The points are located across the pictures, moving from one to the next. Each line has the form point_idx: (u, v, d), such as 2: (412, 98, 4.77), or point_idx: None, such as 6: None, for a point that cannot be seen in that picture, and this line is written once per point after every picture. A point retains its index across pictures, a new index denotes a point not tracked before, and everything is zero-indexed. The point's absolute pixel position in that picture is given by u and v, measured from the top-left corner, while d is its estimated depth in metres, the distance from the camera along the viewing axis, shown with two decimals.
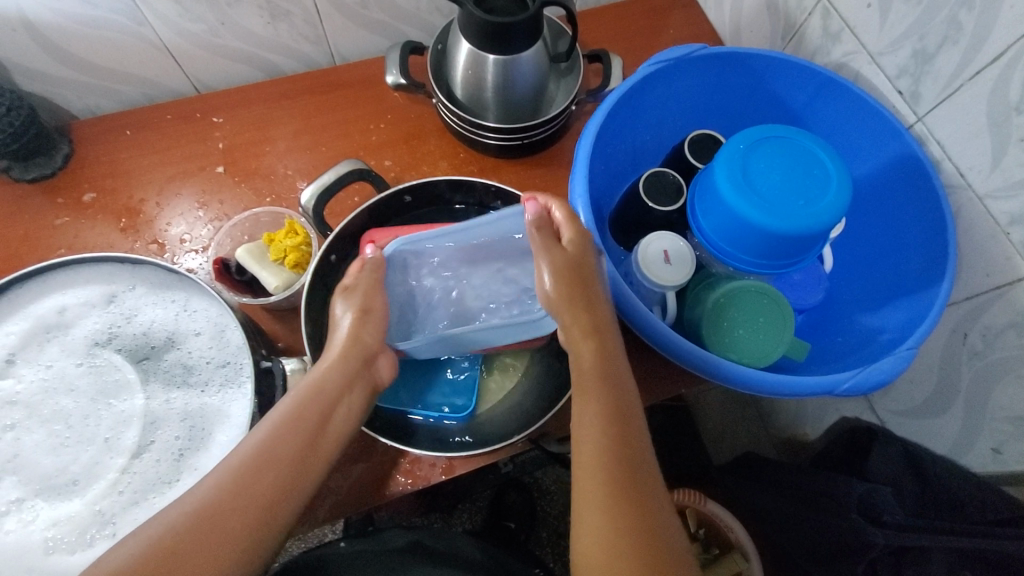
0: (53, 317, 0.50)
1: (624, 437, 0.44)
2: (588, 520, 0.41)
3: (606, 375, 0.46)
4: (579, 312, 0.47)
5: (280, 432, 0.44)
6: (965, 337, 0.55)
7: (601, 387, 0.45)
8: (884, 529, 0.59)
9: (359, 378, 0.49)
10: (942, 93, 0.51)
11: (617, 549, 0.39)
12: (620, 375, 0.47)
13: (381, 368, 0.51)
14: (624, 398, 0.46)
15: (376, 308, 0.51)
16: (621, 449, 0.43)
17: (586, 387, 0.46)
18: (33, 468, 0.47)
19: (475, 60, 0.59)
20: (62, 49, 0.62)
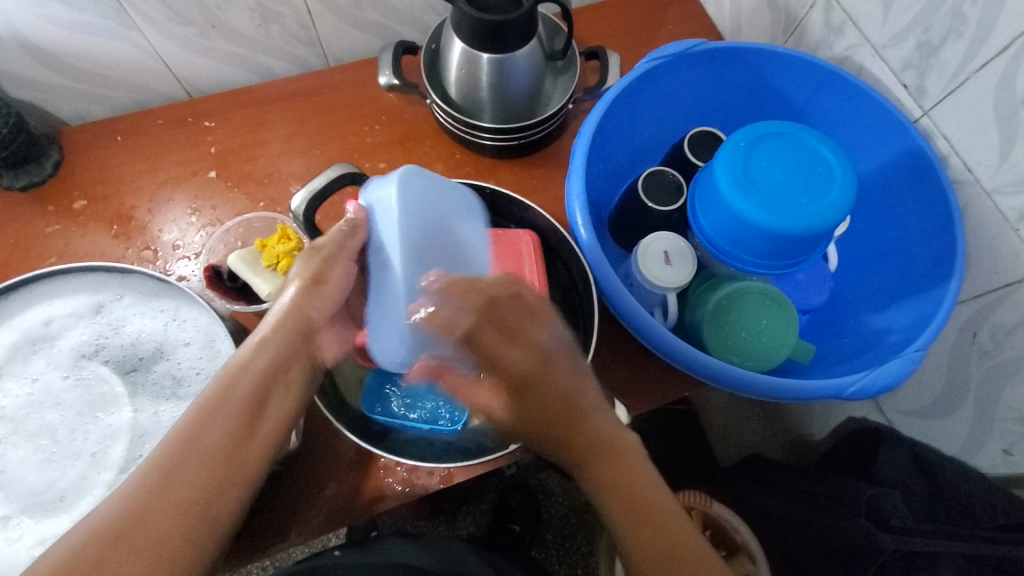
0: (39, 329, 0.49)
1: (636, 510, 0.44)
2: None
3: (593, 457, 0.45)
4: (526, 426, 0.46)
5: (196, 435, 0.40)
6: (974, 336, 0.54)
7: (619, 485, 0.44)
8: (892, 534, 0.58)
9: (300, 355, 0.45)
10: (947, 87, 0.50)
11: None
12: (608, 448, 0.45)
13: (325, 345, 0.47)
14: (642, 491, 0.44)
15: (332, 281, 0.47)
16: (643, 522, 0.43)
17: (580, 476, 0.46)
18: (19, 484, 0.46)
19: (469, 59, 0.58)
20: (49, 54, 0.61)
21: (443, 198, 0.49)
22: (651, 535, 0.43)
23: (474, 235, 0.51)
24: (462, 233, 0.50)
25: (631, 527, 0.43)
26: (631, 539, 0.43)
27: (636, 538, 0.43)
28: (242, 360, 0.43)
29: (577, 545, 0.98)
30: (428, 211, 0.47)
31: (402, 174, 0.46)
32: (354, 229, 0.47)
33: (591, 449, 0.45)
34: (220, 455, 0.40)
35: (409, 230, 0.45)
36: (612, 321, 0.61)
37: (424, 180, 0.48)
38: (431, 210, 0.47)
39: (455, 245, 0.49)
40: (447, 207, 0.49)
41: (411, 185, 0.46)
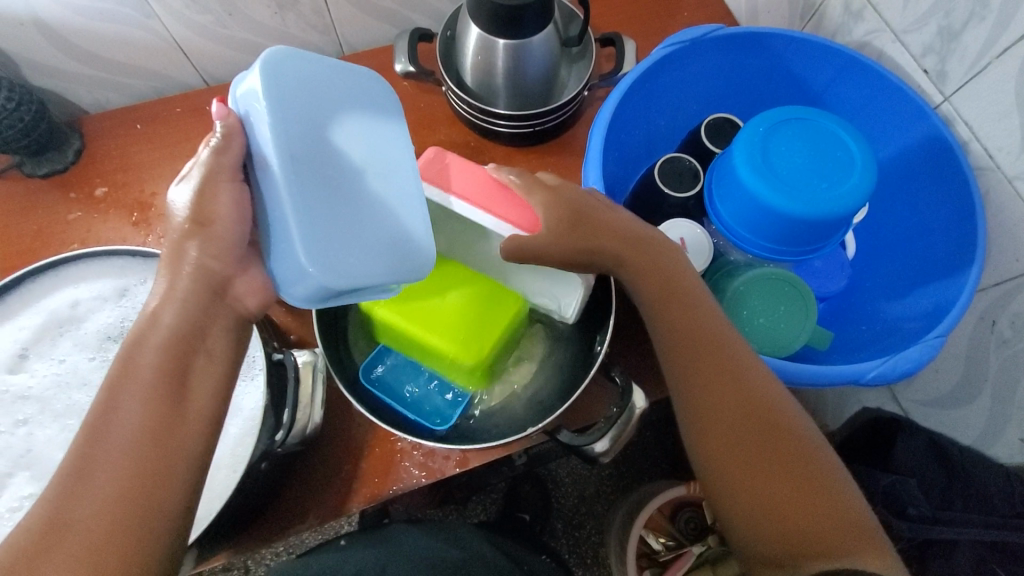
0: (66, 311, 0.50)
1: (699, 328, 0.44)
2: (696, 399, 0.43)
3: (660, 275, 0.46)
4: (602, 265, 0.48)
5: None
6: (993, 325, 0.54)
7: (715, 350, 0.43)
8: (909, 521, 0.58)
9: (217, 313, 0.40)
10: (968, 72, 0.49)
11: (738, 436, 0.41)
12: (681, 268, 0.47)
13: (243, 294, 0.42)
14: (731, 359, 0.43)
15: (221, 219, 0.39)
16: (704, 337, 0.44)
17: (653, 296, 0.46)
18: (48, 462, 0.47)
19: (485, 46, 0.58)
20: (70, 42, 0.62)
21: (323, 89, 0.41)
22: (705, 351, 0.44)
23: (368, 139, 0.43)
24: (347, 136, 0.42)
25: (711, 387, 0.43)
26: (681, 346, 0.44)
27: (715, 395, 0.42)
28: (147, 322, 0.38)
29: (586, 534, 0.98)
30: (299, 105, 0.39)
31: (270, 52, 0.38)
32: (229, 141, 0.38)
33: (652, 267, 0.47)
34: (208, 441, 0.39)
35: (280, 130, 0.38)
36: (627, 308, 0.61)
37: (300, 66, 0.40)
38: (306, 105, 0.40)
39: (337, 153, 0.41)
40: (329, 101, 0.41)
41: (284, 66, 0.39)
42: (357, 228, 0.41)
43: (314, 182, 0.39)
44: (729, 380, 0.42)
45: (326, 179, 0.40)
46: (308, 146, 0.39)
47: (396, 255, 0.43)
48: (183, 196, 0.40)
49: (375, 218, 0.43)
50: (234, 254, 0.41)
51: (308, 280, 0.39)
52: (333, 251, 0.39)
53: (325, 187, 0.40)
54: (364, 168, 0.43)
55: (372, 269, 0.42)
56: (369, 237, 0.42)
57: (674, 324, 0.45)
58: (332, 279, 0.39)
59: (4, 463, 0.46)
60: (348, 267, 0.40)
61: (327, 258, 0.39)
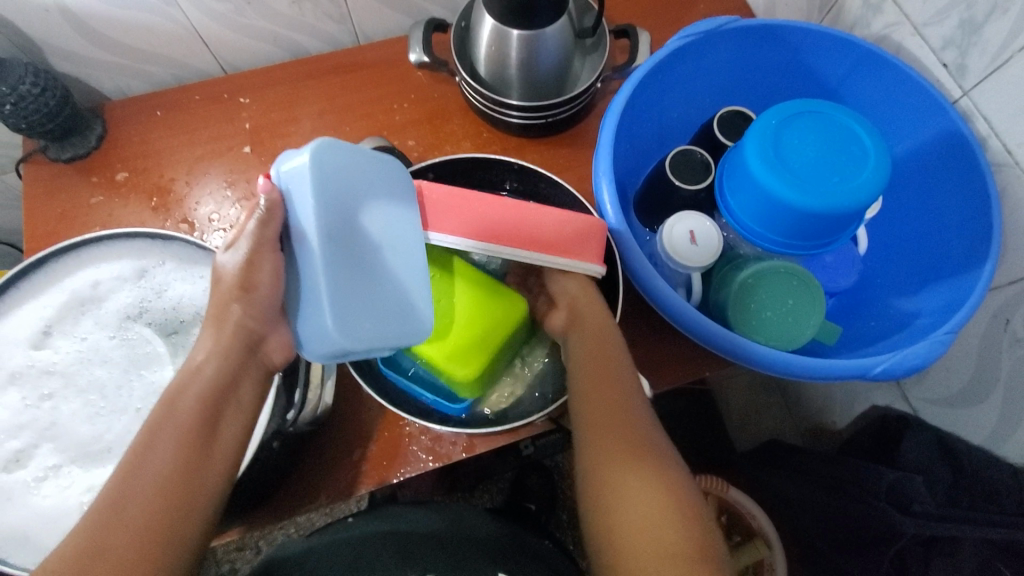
0: (87, 291, 0.51)
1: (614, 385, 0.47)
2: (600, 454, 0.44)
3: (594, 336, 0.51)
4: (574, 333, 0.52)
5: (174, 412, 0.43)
6: (1007, 323, 0.53)
7: (633, 408, 0.46)
8: (914, 518, 0.58)
9: (250, 366, 0.47)
10: (988, 67, 0.49)
11: (640, 492, 0.41)
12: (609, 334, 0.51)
13: (273, 351, 0.48)
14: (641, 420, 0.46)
15: (262, 285, 0.46)
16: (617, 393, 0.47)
17: (585, 353, 0.50)
18: (70, 435, 0.48)
19: (499, 36, 0.58)
20: (94, 29, 0.63)
21: (357, 173, 0.46)
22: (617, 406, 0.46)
23: (389, 216, 0.48)
24: (371, 215, 0.47)
25: (608, 433, 0.44)
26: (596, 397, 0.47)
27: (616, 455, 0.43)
28: (191, 373, 0.45)
29: None
30: (334, 190, 0.44)
31: (317, 142, 0.44)
32: (271, 214, 0.45)
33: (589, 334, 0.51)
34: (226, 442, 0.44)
35: (320, 212, 0.43)
36: (634, 300, 0.61)
37: (336, 154, 0.44)
38: (340, 190, 0.45)
39: (362, 232, 0.46)
40: (359, 183, 0.46)
41: (324, 155, 0.44)
42: (373, 301, 0.46)
43: (341, 257, 0.44)
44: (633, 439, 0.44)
45: (351, 255, 0.45)
46: (340, 226, 0.45)
47: (403, 326, 0.48)
48: (230, 262, 0.46)
49: (386, 294, 0.47)
50: (269, 316, 0.48)
51: (325, 338, 0.44)
52: (351, 317, 0.44)
53: (347, 262, 0.44)
54: (380, 245, 0.47)
55: (380, 338, 0.46)
56: (381, 309, 0.46)
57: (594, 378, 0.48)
58: (352, 339, 0.44)
59: (28, 436, 0.48)
60: (359, 341, 0.44)
61: (349, 323, 0.44)
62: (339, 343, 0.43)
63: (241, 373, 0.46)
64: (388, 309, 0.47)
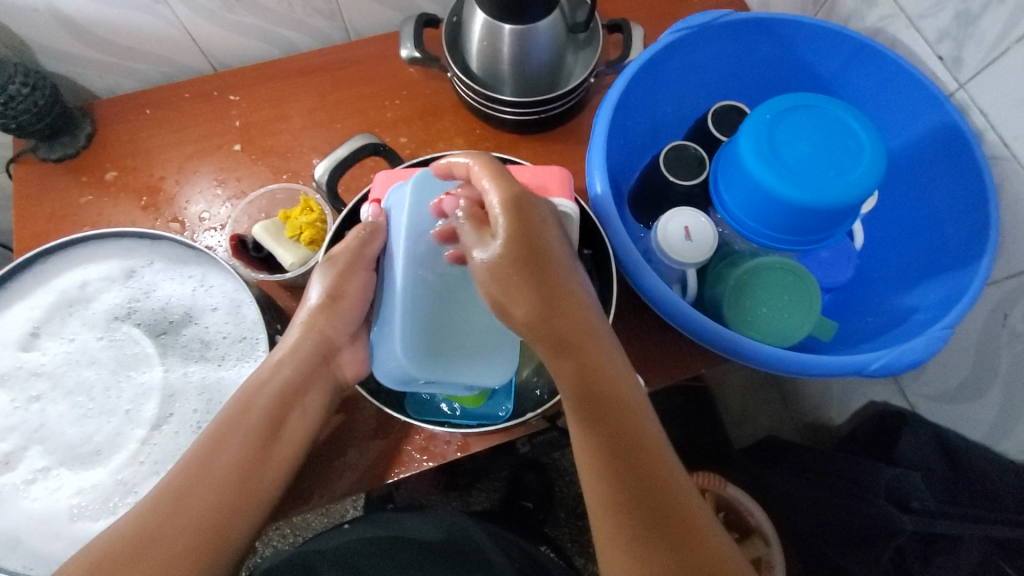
0: (75, 291, 0.51)
1: (606, 390, 0.41)
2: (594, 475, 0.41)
3: (575, 327, 0.42)
4: (550, 325, 0.41)
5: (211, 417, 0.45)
6: (1005, 318, 0.53)
7: (612, 409, 0.41)
8: (912, 515, 0.58)
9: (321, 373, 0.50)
10: (985, 59, 0.48)
11: (633, 521, 0.39)
12: (590, 318, 0.42)
13: (346, 363, 0.52)
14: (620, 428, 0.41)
15: (349, 295, 0.51)
16: (609, 400, 0.41)
17: (565, 349, 0.41)
18: (59, 437, 0.48)
19: (491, 32, 0.57)
20: (82, 27, 0.62)
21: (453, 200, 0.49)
22: (610, 422, 0.41)
23: None
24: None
25: (602, 452, 0.40)
26: (585, 406, 0.41)
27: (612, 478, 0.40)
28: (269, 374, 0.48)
29: (587, 524, 0.99)
30: (427, 220, 0.48)
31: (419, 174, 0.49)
32: (373, 233, 0.49)
33: (568, 328, 0.41)
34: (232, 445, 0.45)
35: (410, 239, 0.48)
36: (629, 297, 0.61)
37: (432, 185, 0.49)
38: (434, 220, 0.48)
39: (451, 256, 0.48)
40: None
41: (424, 186, 0.49)
42: (457, 326, 0.48)
43: (426, 281, 0.47)
44: (632, 460, 0.40)
45: (437, 279, 0.48)
46: (429, 251, 0.48)
47: (488, 351, 0.48)
48: (318, 279, 0.50)
49: (470, 318, 0.48)
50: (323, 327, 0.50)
51: (394, 359, 0.47)
52: (423, 341, 0.47)
53: (432, 287, 0.48)
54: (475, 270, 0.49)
55: (456, 362, 0.48)
56: (459, 333, 0.48)
57: (580, 381, 0.41)
58: (413, 361, 0.47)
59: (17, 438, 0.48)
60: (429, 365, 0.47)
61: (416, 348, 0.47)
62: (404, 363, 0.46)
63: (311, 381, 0.50)
64: (475, 333, 0.48)
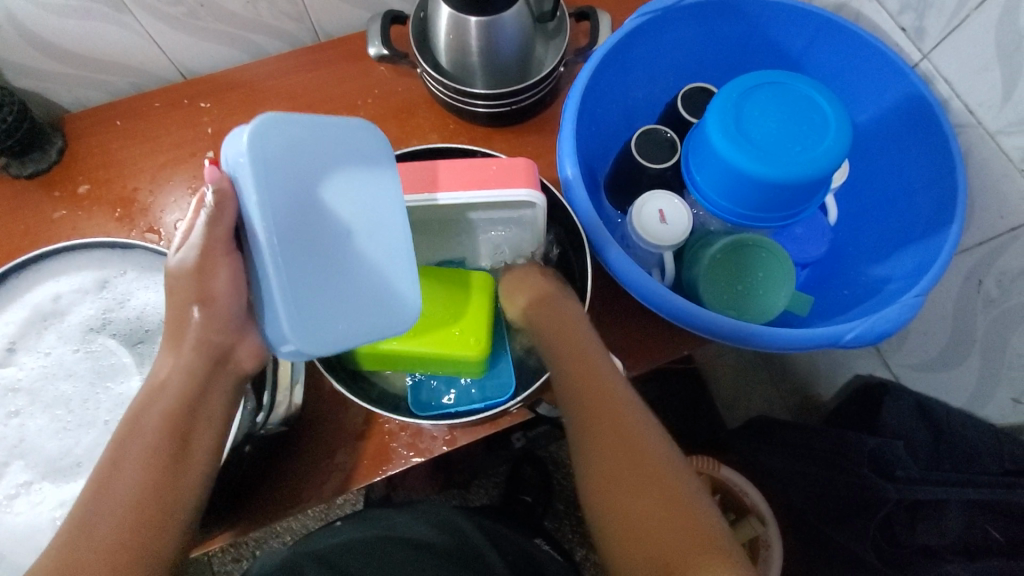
0: (49, 304, 0.51)
1: (600, 388, 0.45)
2: (594, 464, 0.42)
3: (571, 345, 0.49)
4: (563, 345, 0.49)
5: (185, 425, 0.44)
6: (979, 284, 0.54)
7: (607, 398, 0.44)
8: (896, 484, 0.60)
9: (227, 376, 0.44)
10: (946, 28, 0.49)
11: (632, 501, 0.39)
12: (587, 336, 0.50)
13: (244, 359, 0.45)
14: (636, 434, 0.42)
15: (220, 294, 0.42)
16: (601, 394, 0.45)
17: (564, 359, 0.48)
18: (39, 451, 0.48)
19: (457, 25, 0.57)
20: (45, 40, 0.62)
21: (311, 146, 0.40)
22: (606, 411, 0.44)
23: (354, 191, 0.42)
24: (331, 206, 0.40)
25: (601, 440, 0.42)
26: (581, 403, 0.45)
27: (609, 462, 0.41)
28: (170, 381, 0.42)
29: (586, 514, 1.00)
30: (285, 173, 0.38)
31: (256, 123, 0.37)
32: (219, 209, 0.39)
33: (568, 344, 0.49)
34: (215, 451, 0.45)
35: (269, 210, 0.37)
36: (609, 284, 0.61)
37: (280, 129, 0.38)
38: (294, 172, 0.38)
39: (325, 214, 0.40)
40: (320, 163, 0.40)
41: (265, 141, 0.37)
42: (347, 295, 0.41)
43: (299, 249, 0.38)
44: (626, 445, 0.41)
45: (310, 243, 0.39)
46: (292, 224, 0.38)
47: (381, 315, 0.43)
48: (182, 259, 0.42)
49: (364, 298, 0.42)
50: (232, 325, 0.44)
51: (285, 340, 0.39)
52: (315, 319, 0.39)
53: (310, 254, 0.39)
54: (348, 234, 0.41)
55: (355, 336, 0.42)
56: (352, 312, 0.41)
57: (578, 381, 0.46)
58: (315, 347, 0.39)
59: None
60: (326, 348, 0.40)
61: (317, 329, 0.39)
62: (300, 347, 0.39)
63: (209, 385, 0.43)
64: (370, 303, 0.43)
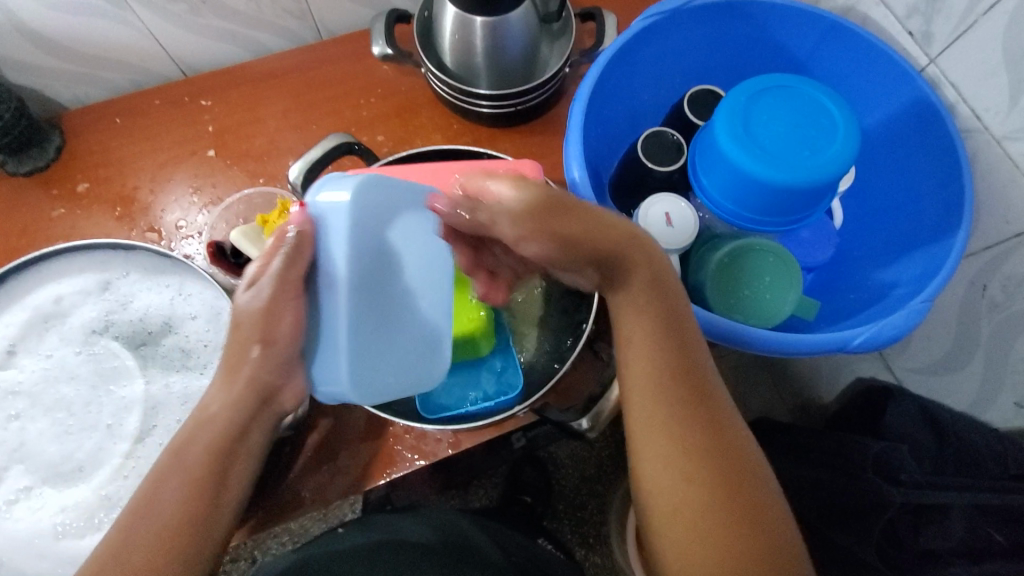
0: (50, 306, 0.50)
1: (680, 358, 0.40)
2: (661, 443, 0.38)
3: (652, 292, 0.41)
4: (635, 284, 0.42)
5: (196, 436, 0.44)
6: (984, 289, 0.54)
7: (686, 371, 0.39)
8: (901, 488, 0.59)
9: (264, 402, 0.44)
10: (954, 33, 0.49)
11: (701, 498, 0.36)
12: (669, 288, 0.42)
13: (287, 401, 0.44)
14: (716, 416, 0.38)
15: (282, 338, 0.41)
16: (682, 369, 0.39)
17: (640, 308, 0.41)
18: (41, 454, 0.47)
19: (462, 25, 0.57)
20: (44, 36, 0.61)
21: (398, 210, 0.43)
22: (684, 387, 0.39)
23: (418, 253, 0.45)
24: (399, 268, 0.44)
25: (673, 419, 0.38)
26: (656, 369, 0.39)
27: (682, 447, 0.37)
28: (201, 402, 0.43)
29: (586, 514, 0.99)
30: (373, 233, 0.41)
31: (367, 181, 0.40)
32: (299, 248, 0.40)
33: (649, 288, 0.41)
34: None
35: (352, 262, 0.40)
36: None
37: (379, 189, 0.41)
38: (378, 232, 0.41)
39: (394, 273, 0.43)
40: (399, 225, 0.43)
41: (366, 198, 0.40)
42: (398, 349, 0.44)
43: (368, 303, 0.41)
44: (704, 431, 0.38)
45: (379, 299, 0.42)
46: (369, 281, 0.41)
47: (422, 368, 0.46)
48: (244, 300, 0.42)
49: (412, 352, 0.45)
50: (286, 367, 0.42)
51: (336, 386, 0.41)
52: (371, 370, 0.42)
53: (376, 310, 0.42)
54: (405, 293, 0.44)
55: (399, 387, 0.44)
56: (402, 362, 0.44)
57: (654, 342, 0.40)
58: (366, 394, 0.42)
59: None
60: (373, 396, 0.43)
61: (364, 379, 0.41)
62: (351, 394, 0.41)
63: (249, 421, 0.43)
64: (417, 358, 0.46)
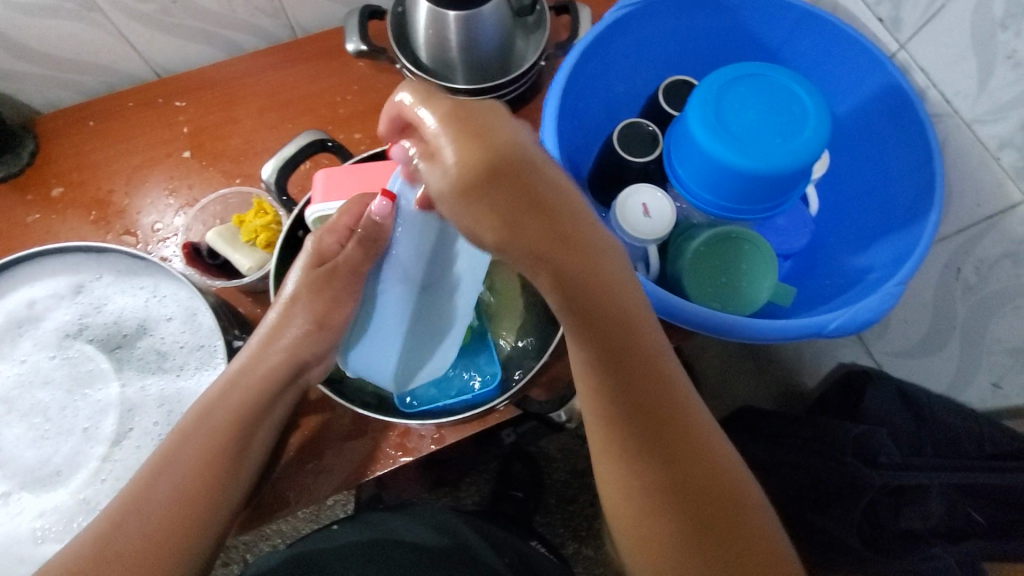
0: (24, 311, 0.50)
1: (628, 387, 0.38)
2: (616, 462, 0.40)
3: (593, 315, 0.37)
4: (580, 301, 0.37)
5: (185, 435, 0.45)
6: (958, 272, 0.55)
7: (634, 397, 0.38)
8: (880, 470, 0.60)
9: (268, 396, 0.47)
10: (922, 17, 0.49)
11: (654, 510, 0.39)
12: (620, 302, 0.37)
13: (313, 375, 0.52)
14: (671, 436, 0.39)
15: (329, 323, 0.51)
16: (632, 397, 0.38)
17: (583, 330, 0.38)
18: (17, 460, 0.47)
19: (435, 19, 0.57)
20: (13, 39, 0.60)
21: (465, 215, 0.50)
22: (637, 412, 0.38)
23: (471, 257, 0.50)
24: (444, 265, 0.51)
25: (627, 444, 0.39)
26: (606, 397, 0.39)
27: (637, 468, 0.39)
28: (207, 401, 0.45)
29: (578, 508, 1.00)
30: (428, 231, 0.50)
31: None
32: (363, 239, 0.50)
33: (594, 311, 0.37)
34: (202, 457, 0.44)
35: (408, 252, 0.50)
36: None
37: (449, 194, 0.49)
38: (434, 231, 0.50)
39: (440, 271, 0.51)
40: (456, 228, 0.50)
41: (426, 231, 0.50)
42: (422, 333, 0.51)
43: (409, 288, 0.51)
44: (658, 453, 0.39)
45: (418, 287, 0.51)
46: (414, 270, 0.51)
47: (433, 357, 0.51)
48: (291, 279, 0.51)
49: (432, 338, 0.51)
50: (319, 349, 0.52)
51: (363, 351, 0.50)
52: (388, 345, 0.50)
53: (415, 294, 0.51)
54: (443, 290, 0.51)
55: (409, 367, 0.51)
56: (419, 344, 0.51)
57: (600, 370, 0.38)
58: (374, 363, 0.50)
59: None
60: (379, 370, 0.50)
61: (405, 374, 0.51)
62: (366, 362, 0.50)
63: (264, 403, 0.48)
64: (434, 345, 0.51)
